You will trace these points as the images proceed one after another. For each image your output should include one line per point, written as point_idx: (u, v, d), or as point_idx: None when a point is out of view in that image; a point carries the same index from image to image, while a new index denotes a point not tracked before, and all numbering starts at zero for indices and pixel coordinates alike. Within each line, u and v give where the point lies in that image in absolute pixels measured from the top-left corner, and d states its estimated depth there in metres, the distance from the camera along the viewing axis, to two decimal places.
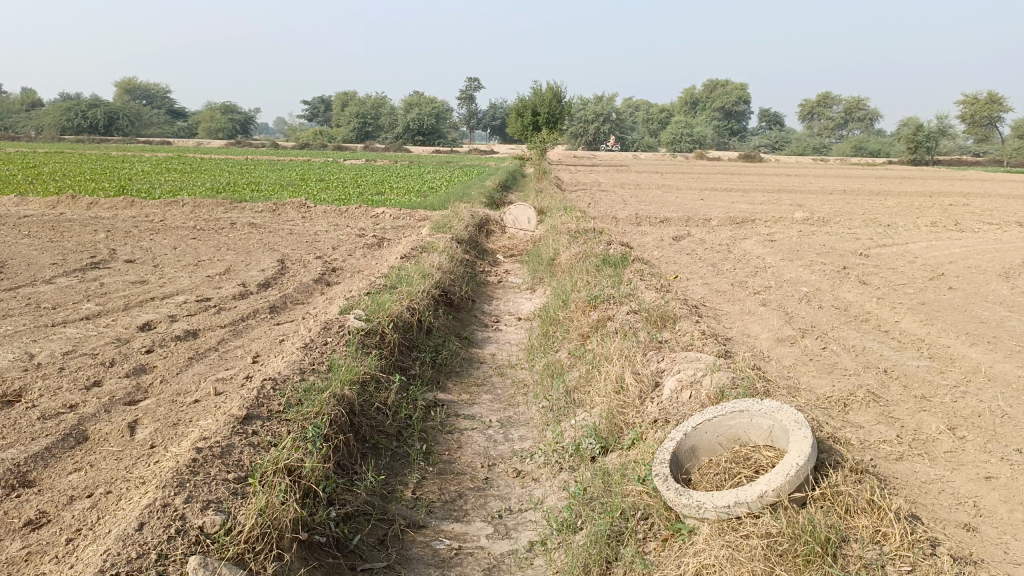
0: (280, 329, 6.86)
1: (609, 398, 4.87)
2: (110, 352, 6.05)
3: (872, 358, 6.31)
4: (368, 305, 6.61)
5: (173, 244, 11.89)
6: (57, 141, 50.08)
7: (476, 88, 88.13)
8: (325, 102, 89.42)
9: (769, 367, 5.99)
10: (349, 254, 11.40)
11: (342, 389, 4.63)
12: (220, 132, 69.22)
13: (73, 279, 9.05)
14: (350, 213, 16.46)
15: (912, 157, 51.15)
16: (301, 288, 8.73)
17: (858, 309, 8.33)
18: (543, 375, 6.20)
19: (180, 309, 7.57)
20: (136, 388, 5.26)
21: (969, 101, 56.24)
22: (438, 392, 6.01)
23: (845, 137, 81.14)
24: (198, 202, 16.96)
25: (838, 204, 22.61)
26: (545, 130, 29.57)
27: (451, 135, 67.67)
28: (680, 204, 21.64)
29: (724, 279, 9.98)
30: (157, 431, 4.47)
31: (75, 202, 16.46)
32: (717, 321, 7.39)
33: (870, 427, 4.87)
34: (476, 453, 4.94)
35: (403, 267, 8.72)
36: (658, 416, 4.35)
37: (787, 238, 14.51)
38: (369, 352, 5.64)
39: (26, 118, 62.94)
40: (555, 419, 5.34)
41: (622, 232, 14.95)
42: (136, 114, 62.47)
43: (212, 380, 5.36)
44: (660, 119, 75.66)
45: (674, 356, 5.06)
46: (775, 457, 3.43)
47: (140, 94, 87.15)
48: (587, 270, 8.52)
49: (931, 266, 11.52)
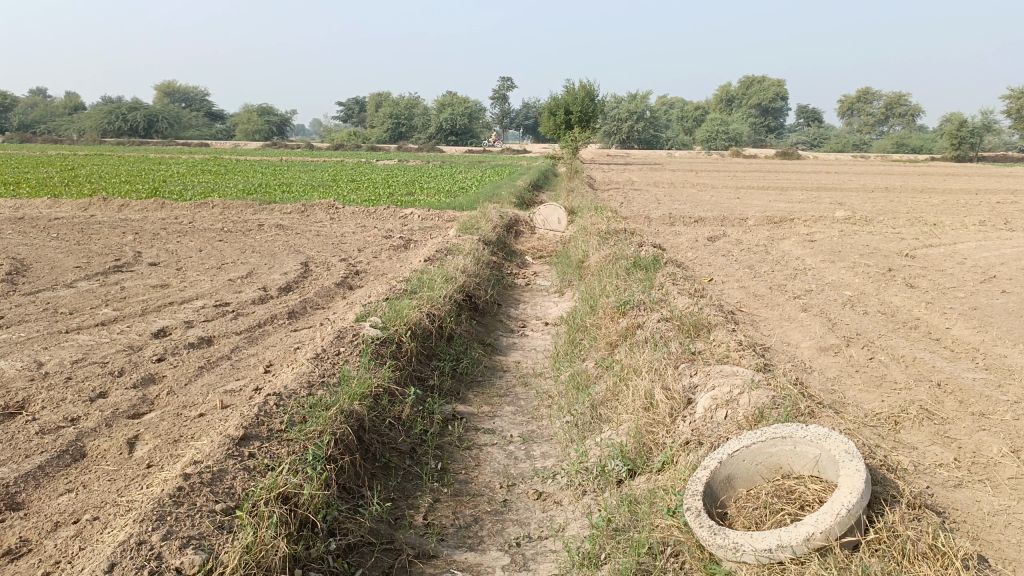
0: (296, 336, 6.61)
1: (637, 415, 4.51)
2: (120, 360, 5.85)
3: (923, 370, 5.87)
4: (385, 312, 6.32)
5: (199, 246, 11.76)
6: (98, 144, 50.98)
7: (508, 87, 87.95)
8: (359, 103, 89.90)
9: (811, 380, 5.58)
10: (374, 257, 11.17)
11: (351, 404, 4.34)
12: (256, 134, 69.89)
13: (95, 283, 8.93)
14: (378, 214, 16.26)
15: (955, 154, 49.73)
16: (322, 292, 8.49)
17: (905, 315, 7.86)
18: (568, 386, 5.86)
19: (197, 314, 7.37)
20: (142, 400, 5.04)
21: (1016, 95, 54.50)
22: (457, 404, 5.70)
23: (885, 133, 79.37)
24: (227, 203, 16.91)
25: (880, 202, 21.91)
26: (577, 130, 29.17)
27: (484, 134, 67.49)
28: (715, 203, 21.15)
29: (761, 282, 9.54)
30: (157, 449, 4.23)
31: (107, 204, 16.49)
32: (754, 328, 6.99)
33: (925, 449, 4.45)
34: (494, 472, 4.62)
35: (427, 271, 8.44)
36: (690, 436, 3.98)
37: (828, 238, 13.96)
38: (383, 362, 5.35)
39: (68, 122, 64.20)
40: (580, 436, 5.00)
41: (655, 233, 14.54)
42: (175, 117, 63.34)
43: (219, 392, 5.12)
44: (694, 117, 74.77)
45: (708, 370, 4.68)
46: (822, 491, 3.05)
47: (180, 98, 88.64)
48: (617, 273, 8.16)
49: (982, 268, 10.93)
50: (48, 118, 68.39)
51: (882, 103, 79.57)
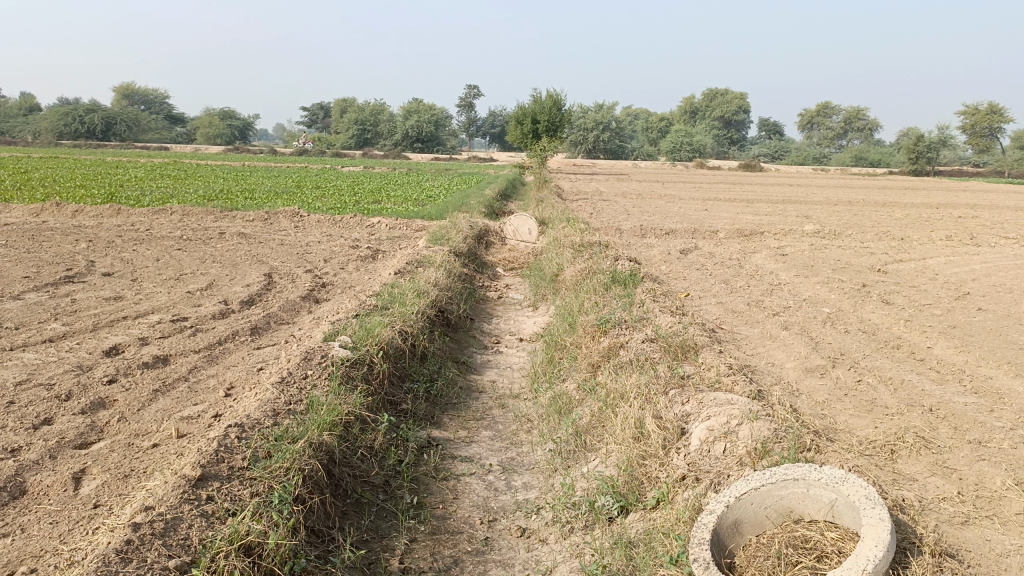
0: (259, 355, 6.24)
1: (628, 446, 4.24)
2: (68, 382, 5.43)
3: (913, 394, 5.70)
4: (355, 330, 5.97)
5: (157, 255, 11.27)
6: (53, 146, 49.62)
7: (475, 94, 88.02)
8: (324, 109, 89.16)
9: (800, 404, 5.37)
10: (341, 268, 10.80)
11: (320, 436, 4.01)
12: (218, 138, 68.76)
13: (43, 294, 8.43)
14: (344, 222, 15.87)
15: (912, 168, 50.67)
16: (286, 306, 8.12)
17: (886, 333, 7.73)
18: (549, 409, 5.58)
19: (153, 330, 6.94)
20: (90, 428, 4.64)
21: (969, 112, 55.91)
22: (432, 429, 5.39)
23: (845, 146, 80.78)
24: (187, 210, 16.36)
25: (846, 215, 22.07)
26: (546, 139, 29.01)
27: (450, 141, 67.16)
28: (684, 214, 21.11)
29: (739, 298, 9.38)
30: (105, 486, 3.84)
31: (59, 209, 15.84)
32: (737, 348, 6.79)
33: (924, 481, 4.25)
34: (474, 506, 4.32)
35: (397, 284, 8.11)
36: (687, 471, 3.73)
37: (799, 252, 13.91)
38: (354, 386, 5.01)
39: (22, 123, 62.39)
40: (564, 465, 4.72)
41: (627, 245, 14.38)
42: (133, 120, 62.00)
43: (176, 420, 4.74)
44: (659, 128, 75.40)
45: (701, 398, 4.44)
46: (840, 541, 2.85)
47: (139, 99, 86.90)
48: (595, 289, 7.92)
49: (954, 284, 10.93)
50: (1, 118, 66.47)
51: (842, 116, 81.00)
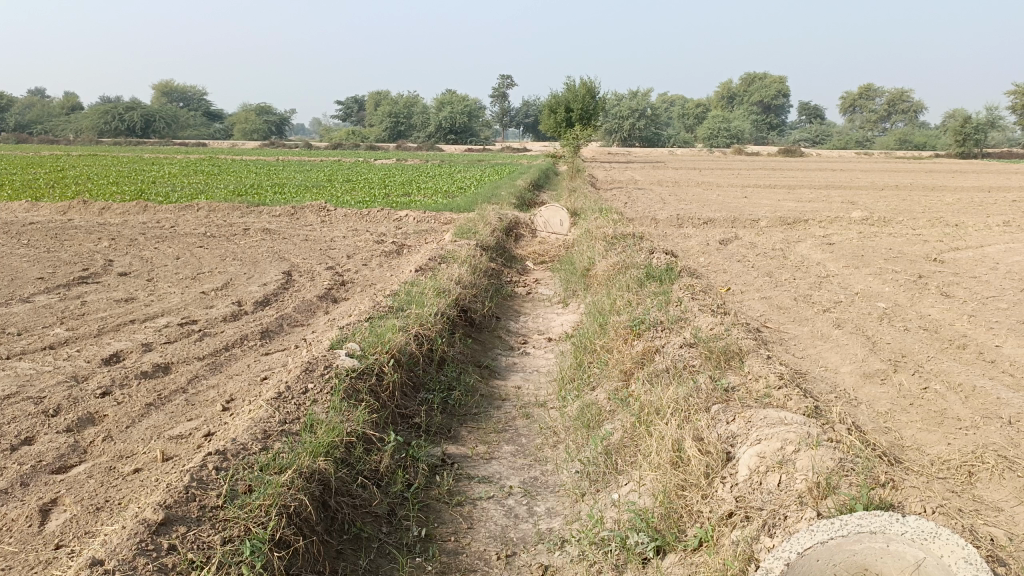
0: (266, 363, 5.81)
1: (664, 471, 3.69)
2: (59, 395, 5.02)
3: (988, 403, 5.05)
4: (365, 335, 5.48)
5: (177, 253, 10.96)
6: (94, 144, 50.29)
7: (509, 85, 87.38)
8: (358, 101, 89.19)
9: (860, 416, 4.77)
10: (364, 265, 10.38)
11: (312, 464, 3.55)
12: (254, 133, 69.24)
13: (55, 297, 8.11)
14: (372, 216, 15.48)
15: (959, 151, 48.75)
16: (302, 306, 7.69)
17: (950, 331, 7.04)
18: (576, 423, 5.07)
19: (158, 335, 6.54)
20: (74, 449, 4.24)
21: (1020, 91, 53.68)
22: (447, 446, 4.91)
23: (888, 130, 78.55)
24: (214, 206, 16.11)
25: (894, 201, 21.09)
26: (580, 128, 28.26)
27: (484, 133, 66.71)
28: (723, 203, 20.35)
29: (785, 292, 8.74)
30: (72, 521, 3.41)
31: (87, 207, 15.67)
32: (785, 351, 6.19)
33: (1012, 512, 3.63)
34: (489, 537, 3.83)
35: (417, 282, 7.62)
36: (734, 508, 3.18)
37: (846, 241, 13.16)
38: (360, 400, 4.54)
39: (65, 122, 63.58)
40: (593, 490, 4.19)
41: (663, 236, 13.75)
42: (172, 116, 62.69)
43: (165, 440, 4.32)
44: (695, 114, 74.02)
45: (749, 416, 3.86)
46: None
47: (178, 97, 87.86)
48: (629, 285, 7.36)
49: (1018, 274, 10.12)
50: (47, 117, 67.82)
51: (885, 99, 78.73)
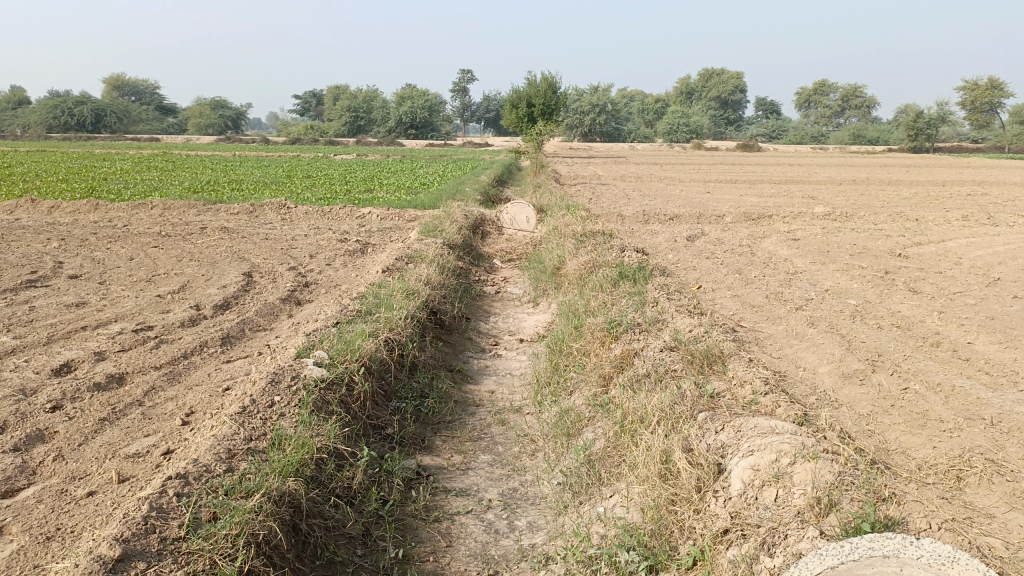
0: (228, 372, 5.54)
1: (652, 484, 3.54)
2: (4, 411, 4.69)
3: (968, 404, 5.01)
4: (333, 342, 5.24)
5: (131, 254, 10.52)
6: (42, 139, 48.72)
7: (469, 79, 86.99)
8: (317, 96, 87.89)
9: (843, 419, 4.68)
10: (328, 265, 10.08)
11: (282, 486, 3.34)
12: (209, 128, 67.76)
13: (0, 302, 7.69)
14: (333, 213, 15.13)
15: (912, 145, 49.72)
16: (265, 310, 7.40)
17: (922, 328, 7.03)
18: (554, 430, 4.90)
19: (112, 343, 6.20)
20: (20, 470, 3.94)
21: (969, 87, 55.10)
22: (422, 457, 4.71)
23: (843, 124, 79.98)
24: (169, 203, 15.60)
25: (853, 196, 21.34)
26: (544, 123, 28.05)
27: (445, 128, 66.24)
28: (687, 198, 20.39)
29: (756, 289, 8.69)
30: (19, 553, 3.14)
31: (34, 206, 15.05)
32: (762, 351, 6.11)
33: (1005, 518, 3.55)
34: (470, 556, 3.65)
35: (385, 283, 7.39)
36: (730, 524, 3.05)
37: (811, 236, 13.22)
38: (330, 413, 4.32)
39: (11, 116, 61.43)
40: (576, 503, 4.04)
41: (630, 232, 13.68)
42: (123, 110, 61.01)
43: (120, 460, 4.04)
44: (655, 109, 74.48)
45: (737, 425, 3.75)
46: None
47: (129, 90, 85.67)
48: (602, 284, 7.22)
49: (981, 269, 10.23)
50: None
51: (840, 94, 80.13)
